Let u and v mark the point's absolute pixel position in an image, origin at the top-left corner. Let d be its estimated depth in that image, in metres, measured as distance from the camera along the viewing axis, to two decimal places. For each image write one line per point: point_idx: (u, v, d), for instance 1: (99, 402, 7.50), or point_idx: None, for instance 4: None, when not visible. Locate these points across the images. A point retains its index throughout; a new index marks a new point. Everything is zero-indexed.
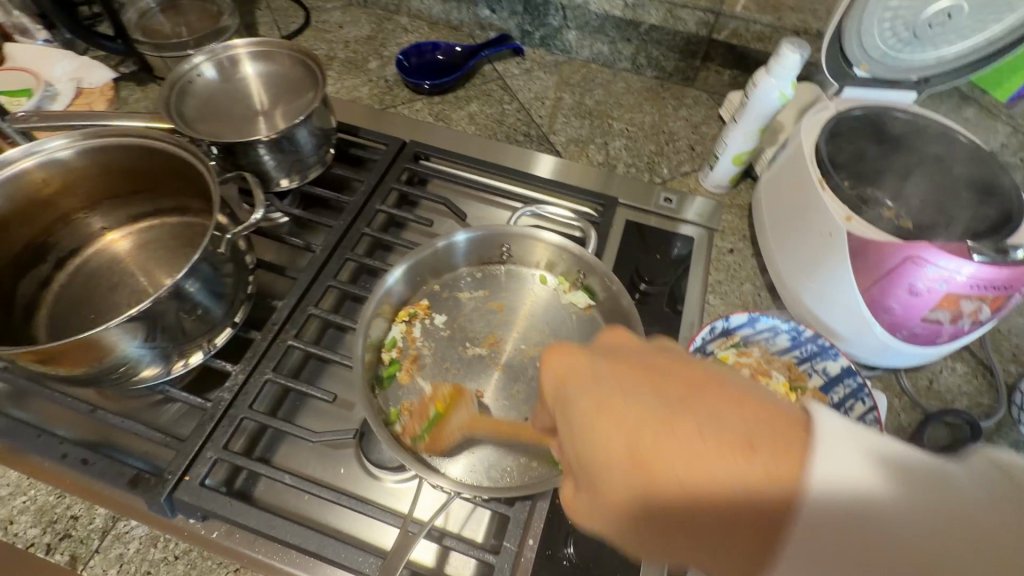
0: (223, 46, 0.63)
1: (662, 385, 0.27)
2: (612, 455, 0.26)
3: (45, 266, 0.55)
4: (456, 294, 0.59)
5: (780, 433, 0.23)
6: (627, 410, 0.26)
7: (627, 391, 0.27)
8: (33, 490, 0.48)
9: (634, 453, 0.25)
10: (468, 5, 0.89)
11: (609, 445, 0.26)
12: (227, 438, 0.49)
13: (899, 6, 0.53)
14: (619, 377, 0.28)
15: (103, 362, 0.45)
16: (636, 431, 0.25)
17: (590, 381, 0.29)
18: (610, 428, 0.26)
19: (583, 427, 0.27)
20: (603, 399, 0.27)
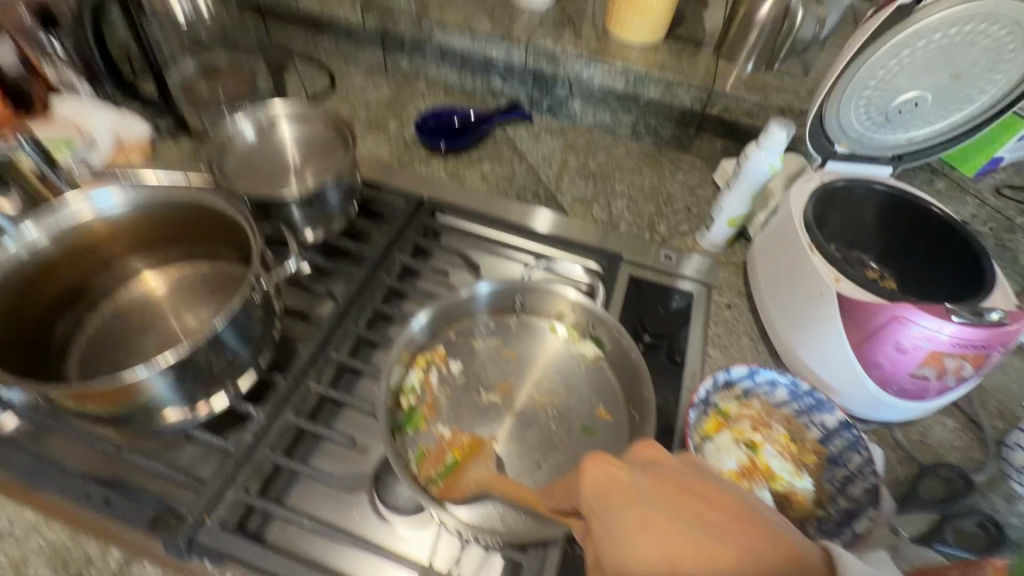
0: (264, 110, 0.69)
1: (715, 523, 0.31)
2: (650, 567, 0.31)
3: (80, 308, 0.57)
4: (470, 342, 0.62)
5: (804, 573, 0.29)
6: (677, 538, 0.31)
7: (681, 525, 0.31)
8: (48, 531, 0.49)
9: None
10: (482, 76, 0.97)
11: (651, 561, 0.31)
12: (250, 481, 0.51)
13: (872, 95, 0.58)
14: (675, 513, 0.32)
15: (135, 401, 0.48)
16: (685, 557, 0.30)
17: (643, 508, 0.33)
18: (655, 544, 0.31)
19: (631, 544, 0.32)
20: (655, 523, 0.32)
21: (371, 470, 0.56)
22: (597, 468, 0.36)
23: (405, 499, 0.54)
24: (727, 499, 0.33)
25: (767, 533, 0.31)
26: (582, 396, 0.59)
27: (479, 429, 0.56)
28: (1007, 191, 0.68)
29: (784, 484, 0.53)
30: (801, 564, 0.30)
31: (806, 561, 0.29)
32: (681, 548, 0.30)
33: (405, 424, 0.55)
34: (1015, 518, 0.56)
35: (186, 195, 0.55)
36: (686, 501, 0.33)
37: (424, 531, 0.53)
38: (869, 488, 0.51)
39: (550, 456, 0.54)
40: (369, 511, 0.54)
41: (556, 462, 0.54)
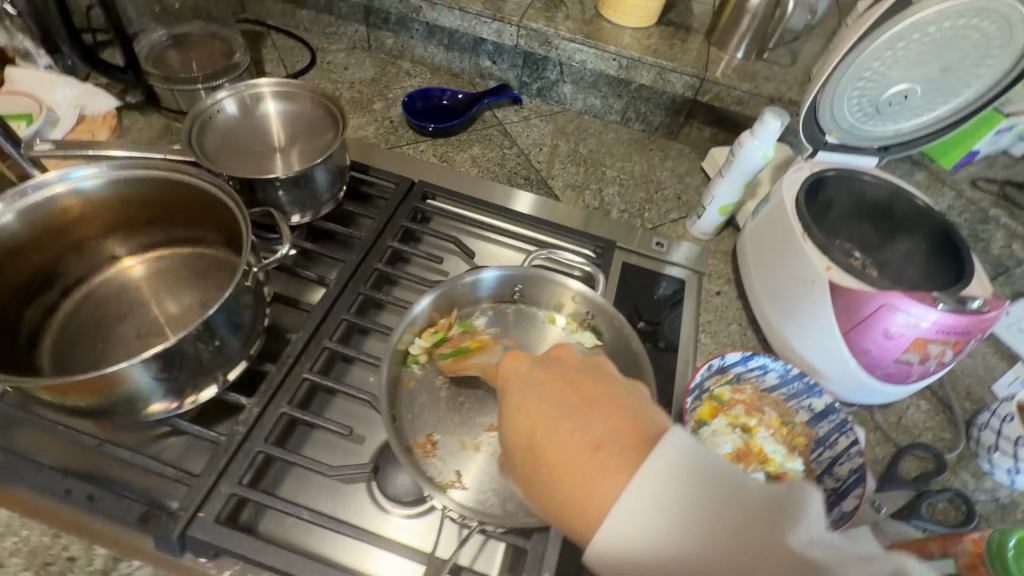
0: (247, 85, 0.64)
1: (577, 398, 0.34)
2: (513, 439, 0.34)
3: (52, 293, 0.53)
4: (468, 330, 0.61)
5: (625, 445, 0.31)
6: (535, 410, 0.34)
7: (545, 397, 0.35)
8: (24, 530, 0.46)
9: (529, 449, 0.33)
10: (471, 56, 0.95)
11: (514, 430, 0.34)
12: (242, 473, 0.49)
13: (867, 85, 0.59)
14: (550, 389, 0.35)
15: (119, 393, 0.45)
16: (538, 424, 0.33)
17: (527, 383, 0.36)
18: (521, 420, 0.34)
19: (508, 418, 0.35)
20: (531, 404, 0.35)
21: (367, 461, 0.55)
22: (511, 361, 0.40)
23: (404, 488, 0.54)
24: (602, 386, 0.35)
25: (617, 415, 0.32)
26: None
27: (479, 414, 0.56)
28: (982, 183, 0.71)
29: (778, 466, 0.54)
30: (632, 436, 0.31)
31: (636, 438, 0.31)
32: (535, 417, 0.34)
33: (412, 358, 0.57)
34: (982, 494, 0.59)
35: (167, 171, 0.52)
36: (566, 379, 0.36)
37: (425, 522, 0.53)
38: (856, 468, 0.53)
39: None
40: (369, 502, 0.53)
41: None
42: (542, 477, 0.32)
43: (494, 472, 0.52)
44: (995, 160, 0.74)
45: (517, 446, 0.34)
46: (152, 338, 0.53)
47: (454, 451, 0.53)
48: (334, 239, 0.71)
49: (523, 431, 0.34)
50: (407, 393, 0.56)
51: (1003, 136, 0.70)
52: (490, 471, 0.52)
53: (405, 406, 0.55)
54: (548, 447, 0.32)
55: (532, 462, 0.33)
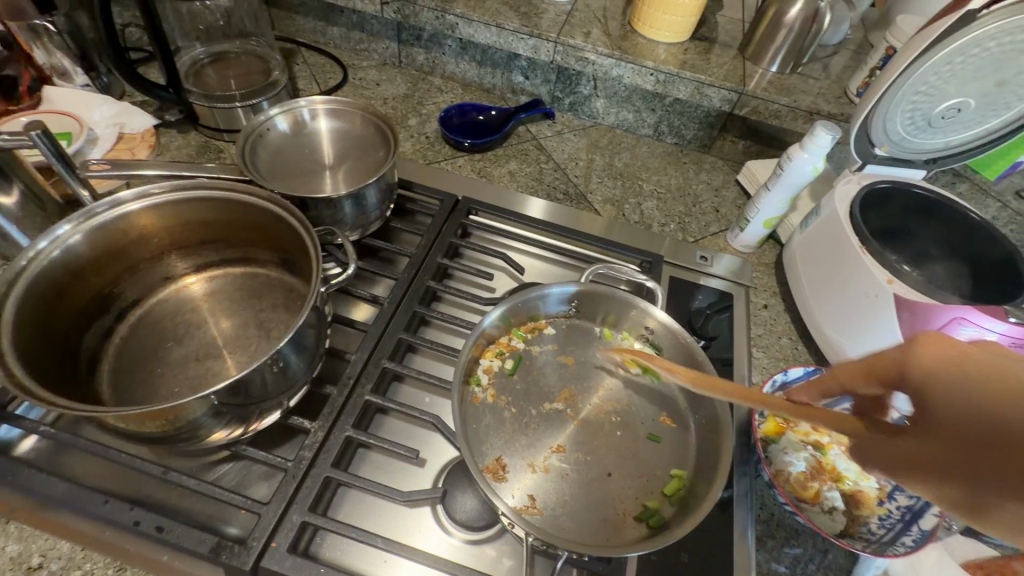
0: (299, 103, 0.63)
1: (984, 384, 0.24)
2: (949, 442, 0.24)
3: (107, 317, 0.52)
4: (525, 349, 0.61)
5: None
6: (964, 411, 0.24)
7: (940, 384, 0.25)
8: (88, 564, 0.45)
9: (987, 461, 0.23)
10: (503, 71, 0.95)
11: (961, 433, 0.24)
12: (312, 500, 0.47)
13: (920, 100, 0.59)
14: (947, 370, 0.25)
15: (189, 421, 0.44)
16: (945, 434, 0.24)
17: (901, 366, 0.27)
18: (964, 424, 0.24)
19: (936, 411, 0.25)
20: (981, 411, 0.23)
21: (431, 486, 0.54)
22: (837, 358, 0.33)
23: (471, 512, 0.52)
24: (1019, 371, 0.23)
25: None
26: (638, 404, 0.59)
27: (545, 437, 0.55)
28: None
29: (852, 484, 0.53)
30: None
31: None
32: (931, 407, 0.25)
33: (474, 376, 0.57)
34: None
35: (230, 191, 0.51)
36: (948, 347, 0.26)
37: (497, 548, 0.51)
38: None
39: (619, 465, 0.54)
40: (438, 527, 0.51)
41: (627, 467, 0.54)
42: (1005, 496, 0.22)
43: (566, 496, 0.51)
44: None
45: (916, 460, 0.26)
46: (210, 360, 0.52)
47: (524, 474, 0.52)
48: (379, 255, 0.70)
49: (931, 436, 0.25)
50: (472, 414, 0.55)
51: None
52: (562, 494, 0.51)
53: (472, 427, 0.54)
54: (996, 462, 0.22)
55: (962, 479, 0.24)
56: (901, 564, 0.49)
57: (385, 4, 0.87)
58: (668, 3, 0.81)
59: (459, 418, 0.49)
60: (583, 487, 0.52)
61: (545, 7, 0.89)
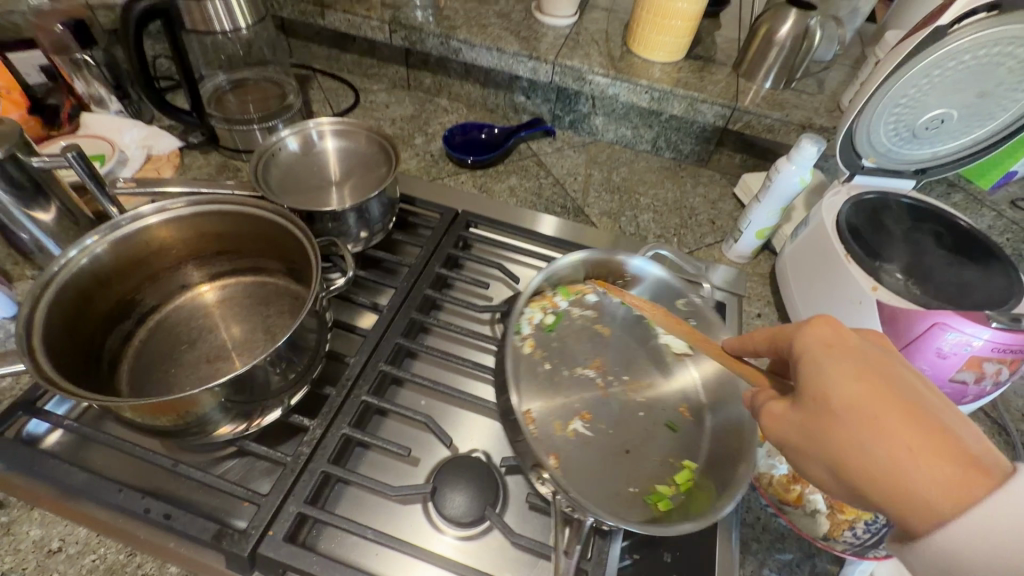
0: (308, 124, 0.68)
1: (838, 361, 0.37)
2: (810, 402, 0.37)
3: (128, 322, 0.57)
4: (565, 311, 0.70)
5: (955, 466, 0.31)
6: (821, 379, 0.37)
7: (819, 359, 0.38)
8: (103, 548, 0.48)
9: (830, 416, 0.36)
10: (506, 92, 0.99)
11: (821, 396, 0.37)
12: (308, 493, 0.50)
13: (901, 112, 0.60)
14: (837, 377, 0.36)
15: (197, 416, 0.47)
16: (808, 395, 0.38)
17: (811, 361, 0.39)
18: (826, 389, 0.37)
19: (808, 378, 0.38)
20: (840, 382, 0.36)
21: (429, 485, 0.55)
22: (779, 330, 0.44)
23: (459, 509, 0.53)
24: (864, 357, 0.37)
25: (922, 417, 0.33)
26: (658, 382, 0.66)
27: (574, 403, 0.62)
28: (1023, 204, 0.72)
29: None
30: (951, 457, 0.31)
31: (968, 465, 0.30)
32: (823, 399, 0.37)
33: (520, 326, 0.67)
34: None
35: (239, 205, 0.55)
36: (850, 359, 0.37)
37: (488, 543, 0.54)
38: None
39: (638, 445, 0.60)
40: (430, 525, 0.54)
41: (642, 452, 0.59)
42: (838, 447, 0.35)
43: (589, 458, 0.58)
44: None
45: (799, 429, 0.38)
46: (220, 362, 0.56)
47: (551, 432, 0.59)
48: (383, 266, 0.74)
49: (799, 395, 0.39)
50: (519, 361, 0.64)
51: None
52: (584, 455, 0.58)
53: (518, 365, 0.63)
54: (833, 416, 0.36)
55: (820, 449, 0.37)
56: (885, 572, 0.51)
57: (393, 31, 0.93)
58: (662, 25, 0.84)
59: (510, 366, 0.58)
60: (601, 456, 0.58)
61: (544, 32, 0.93)
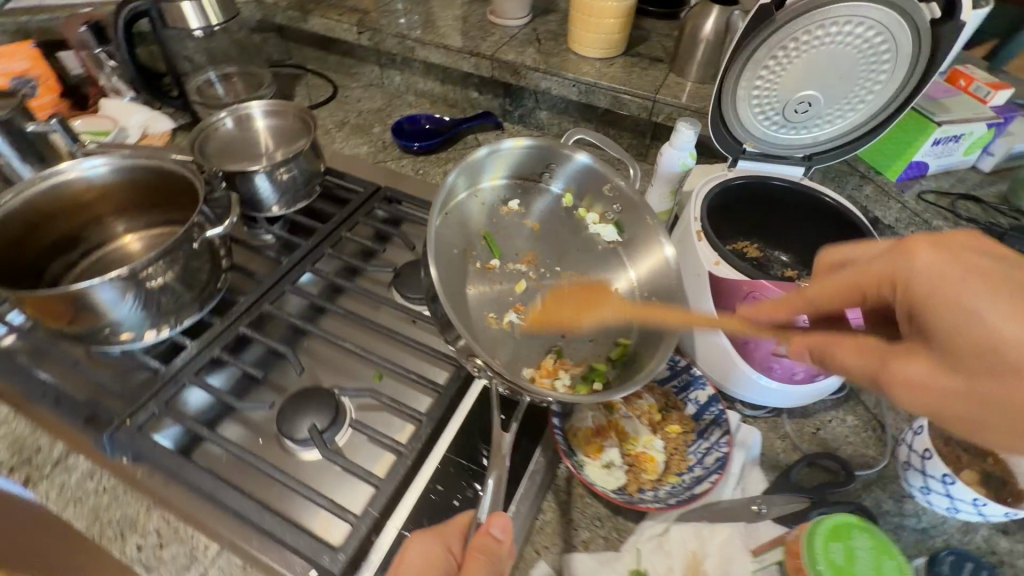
0: (240, 107, 0.80)
1: (979, 291, 0.32)
2: (958, 353, 0.32)
3: (74, 254, 0.70)
4: (496, 204, 0.70)
5: None
6: (971, 323, 0.32)
7: (950, 295, 0.33)
8: (15, 424, 0.60)
9: (998, 367, 0.30)
10: (462, 88, 1.08)
11: (972, 341, 0.32)
12: (169, 397, 0.60)
13: (762, 95, 0.61)
14: (1001, 316, 0.31)
15: (85, 324, 0.58)
16: (953, 348, 0.33)
17: (950, 301, 0.33)
18: (975, 330, 0.32)
19: (949, 324, 0.33)
20: (995, 319, 0.31)
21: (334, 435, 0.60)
22: (864, 274, 0.39)
23: (300, 429, 0.59)
24: (1008, 281, 0.32)
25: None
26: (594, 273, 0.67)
27: (509, 296, 0.64)
28: (932, 197, 0.69)
29: (636, 446, 0.55)
30: None
31: None
32: (986, 347, 0.31)
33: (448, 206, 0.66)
34: (897, 518, 0.56)
35: (159, 162, 0.67)
36: (999, 289, 0.32)
37: (308, 460, 0.60)
38: (722, 456, 0.54)
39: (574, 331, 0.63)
40: (271, 432, 0.62)
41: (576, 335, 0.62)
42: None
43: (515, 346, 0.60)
44: (958, 176, 0.72)
45: (959, 396, 0.32)
46: None
47: (485, 323, 0.61)
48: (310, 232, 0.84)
49: (941, 350, 0.33)
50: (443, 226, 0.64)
51: (956, 147, 0.68)
52: (517, 344, 0.61)
53: (450, 224, 0.66)
54: (1007, 369, 0.30)
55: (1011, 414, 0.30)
56: (688, 529, 0.52)
57: (360, 33, 1.04)
58: (589, 23, 0.88)
59: (430, 250, 0.58)
60: (528, 345, 0.61)
61: (493, 32, 1.01)
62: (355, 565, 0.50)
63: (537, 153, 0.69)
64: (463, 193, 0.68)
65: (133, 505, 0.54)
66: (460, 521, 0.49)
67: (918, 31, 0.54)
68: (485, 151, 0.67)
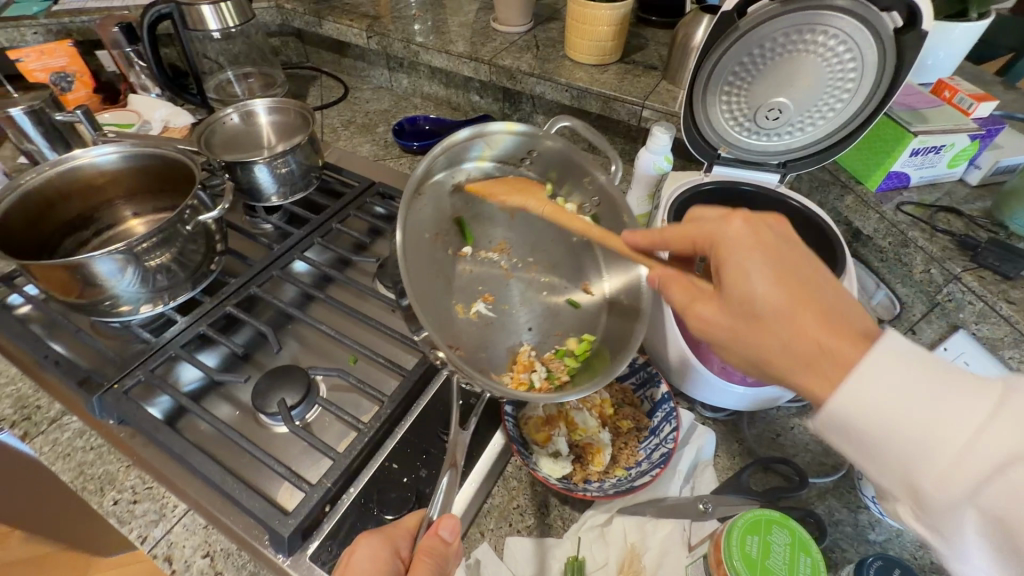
0: (244, 103, 0.85)
1: (752, 258, 0.42)
2: (730, 300, 0.43)
3: (86, 232, 0.76)
4: (477, 187, 0.69)
5: (847, 349, 0.37)
6: (741, 280, 0.42)
7: (737, 257, 0.43)
8: (20, 383, 0.65)
9: (749, 315, 0.42)
10: (464, 92, 1.12)
11: (736, 293, 0.42)
12: (155, 366, 0.64)
13: (732, 100, 0.63)
14: (756, 277, 0.41)
15: (85, 296, 0.63)
16: (727, 296, 0.43)
17: (733, 260, 0.43)
18: (741, 286, 0.42)
19: (729, 277, 0.43)
20: (757, 280, 0.41)
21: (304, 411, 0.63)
22: (696, 232, 0.47)
23: (269, 403, 0.62)
24: (776, 252, 0.42)
25: (826, 308, 0.39)
26: (568, 269, 0.69)
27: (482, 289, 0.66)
28: (912, 208, 0.68)
29: (584, 436, 0.57)
30: (839, 343, 0.37)
31: (852, 344, 0.37)
32: (744, 299, 0.42)
33: (427, 185, 0.63)
34: (848, 526, 0.55)
35: (164, 150, 0.72)
36: (769, 257, 0.42)
37: (279, 434, 0.63)
38: (668, 452, 0.55)
39: (540, 324, 0.66)
40: (247, 406, 0.66)
41: (544, 329, 0.65)
42: (753, 339, 0.42)
43: (482, 334, 0.63)
44: (945, 188, 0.70)
45: (721, 328, 0.44)
46: None
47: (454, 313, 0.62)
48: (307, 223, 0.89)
49: (722, 296, 0.44)
50: (415, 210, 0.62)
51: (938, 158, 0.67)
52: (481, 335, 0.62)
53: (426, 209, 0.64)
54: (749, 315, 0.42)
55: (744, 345, 0.43)
56: (630, 522, 0.53)
57: (369, 37, 1.09)
58: (584, 30, 0.91)
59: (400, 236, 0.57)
60: (494, 333, 0.63)
61: (494, 39, 1.04)
62: (307, 531, 0.52)
63: (522, 138, 0.68)
64: (442, 173, 0.66)
65: (115, 462, 0.59)
66: (409, 524, 0.49)
67: (882, 40, 0.54)
68: (467, 132, 0.64)
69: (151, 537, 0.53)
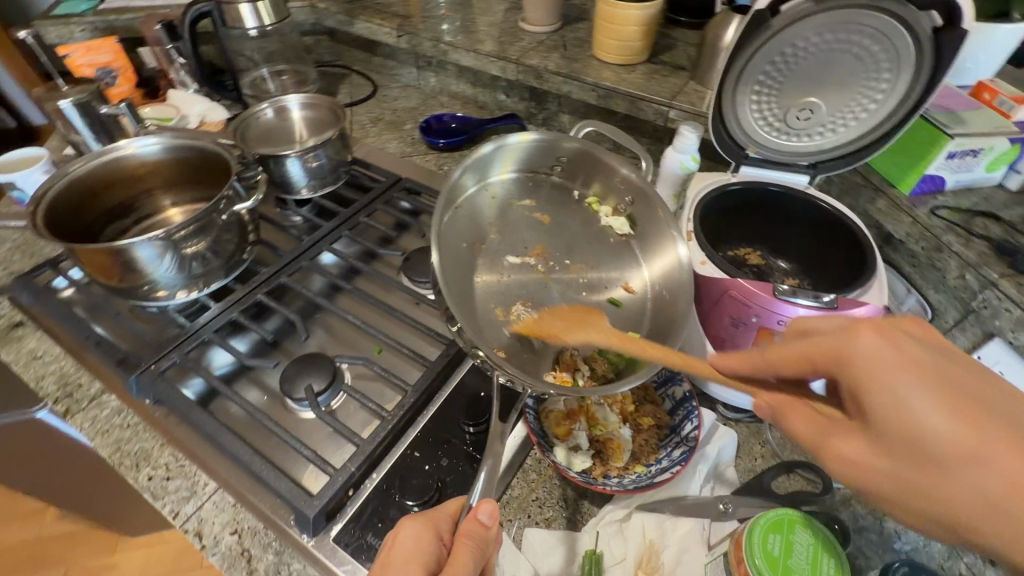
0: (279, 98, 0.88)
1: (905, 378, 0.34)
2: (884, 432, 0.34)
3: (127, 221, 0.79)
4: (507, 195, 0.73)
5: None
6: (901, 409, 0.33)
7: (884, 375, 0.34)
8: (63, 362, 0.69)
9: (921, 453, 0.32)
10: (490, 91, 1.13)
11: (892, 426, 0.33)
12: (189, 350, 0.67)
13: (761, 100, 0.63)
14: (923, 407, 0.32)
15: (126, 280, 0.66)
16: (880, 427, 0.34)
17: (877, 384, 0.34)
18: (902, 417, 0.33)
19: (879, 404, 0.34)
20: (916, 411, 0.33)
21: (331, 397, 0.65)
22: (813, 347, 0.39)
23: (297, 389, 0.64)
24: (930, 367, 0.34)
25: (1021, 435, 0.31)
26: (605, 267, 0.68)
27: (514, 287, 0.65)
28: (948, 213, 0.66)
29: (605, 432, 0.57)
30: None
31: None
32: (913, 437, 0.32)
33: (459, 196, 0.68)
34: (872, 534, 0.54)
35: (201, 143, 0.75)
36: (926, 379, 0.33)
37: (305, 419, 0.65)
38: (689, 449, 0.55)
39: None
40: (274, 391, 0.67)
41: None
42: (933, 490, 0.32)
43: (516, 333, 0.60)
44: (982, 192, 0.68)
45: (885, 477, 0.34)
46: None
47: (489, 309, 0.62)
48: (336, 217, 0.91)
49: (873, 431, 0.35)
50: (452, 220, 0.66)
51: (976, 162, 0.65)
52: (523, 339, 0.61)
53: (460, 216, 0.68)
54: (920, 458, 0.32)
55: (922, 496, 0.33)
56: (650, 518, 0.53)
57: (399, 35, 1.11)
58: (613, 30, 0.91)
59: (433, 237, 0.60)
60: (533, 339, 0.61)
61: (522, 38, 1.05)
62: (331, 513, 0.54)
63: (546, 148, 0.72)
64: (474, 187, 0.71)
65: (149, 440, 0.61)
66: (449, 509, 0.49)
67: (920, 40, 0.53)
68: (491, 147, 0.70)
69: (182, 513, 0.55)
